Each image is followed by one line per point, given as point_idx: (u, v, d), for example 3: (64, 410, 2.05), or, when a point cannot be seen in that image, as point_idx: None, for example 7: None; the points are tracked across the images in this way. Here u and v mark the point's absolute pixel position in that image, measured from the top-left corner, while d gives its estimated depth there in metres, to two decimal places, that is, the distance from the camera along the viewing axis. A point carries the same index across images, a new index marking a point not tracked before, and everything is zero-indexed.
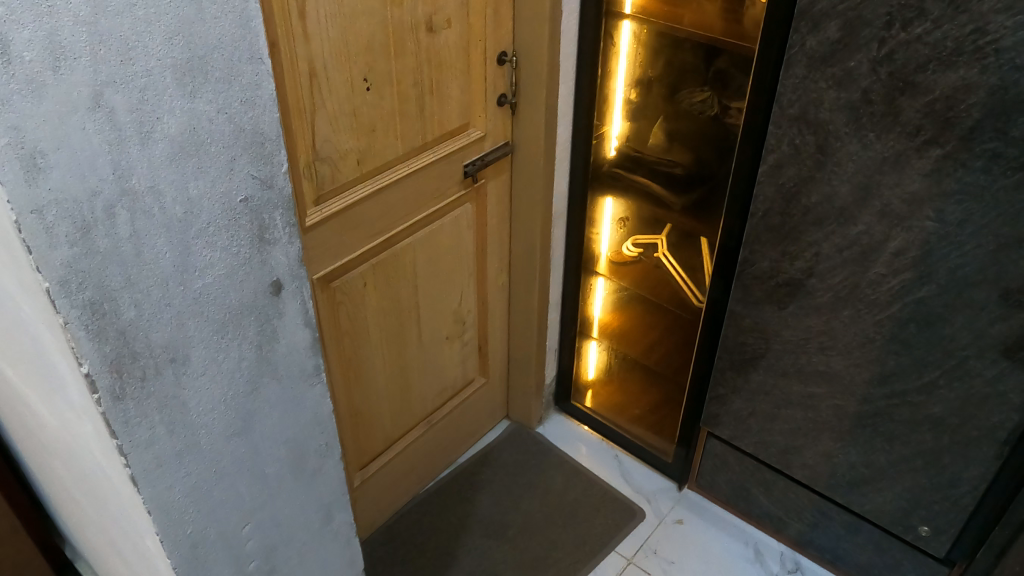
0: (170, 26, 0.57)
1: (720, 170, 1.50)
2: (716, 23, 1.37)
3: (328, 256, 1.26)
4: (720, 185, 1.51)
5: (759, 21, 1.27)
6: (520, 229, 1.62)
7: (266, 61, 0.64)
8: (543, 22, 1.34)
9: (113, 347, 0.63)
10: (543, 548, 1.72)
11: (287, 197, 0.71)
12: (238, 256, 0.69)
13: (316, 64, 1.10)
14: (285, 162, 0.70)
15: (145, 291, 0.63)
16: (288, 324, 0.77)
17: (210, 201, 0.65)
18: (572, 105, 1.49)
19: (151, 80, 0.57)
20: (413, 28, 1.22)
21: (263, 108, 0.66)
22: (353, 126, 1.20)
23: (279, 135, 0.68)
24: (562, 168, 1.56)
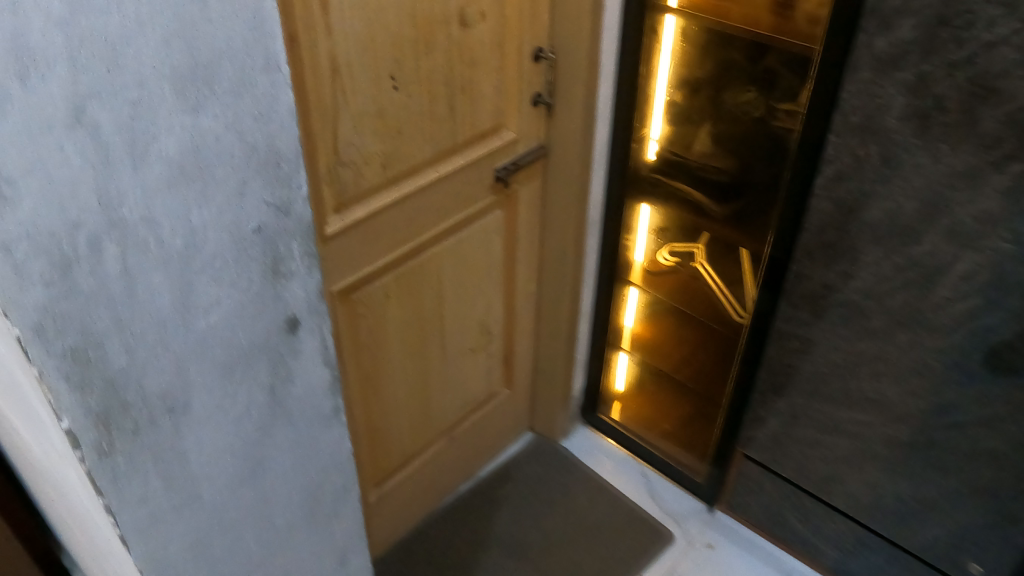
0: (168, 27, 0.47)
1: (768, 180, 1.38)
2: (767, 17, 1.26)
3: (349, 267, 1.18)
4: (769, 195, 1.39)
5: (815, 16, 1.17)
6: (552, 236, 1.52)
7: (283, 69, 0.55)
8: (584, 15, 1.23)
9: (99, 398, 0.54)
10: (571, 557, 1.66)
11: (305, 225, 0.62)
12: (248, 291, 0.60)
13: (338, 60, 1.00)
14: (304, 185, 0.60)
15: (136, 334, 0.54)
16: (304, 364, 0.69)
17: (216, 230, 0.56)
18: (610, 104, 1.38)
19: (146, 92, 0.48)
20: (446, 22, 1.12)
21: (279, 124, 0.56)
22: (378, 128, 1.10)
23: (297, 154, 0.59)
24: (597, 173, 1.45)
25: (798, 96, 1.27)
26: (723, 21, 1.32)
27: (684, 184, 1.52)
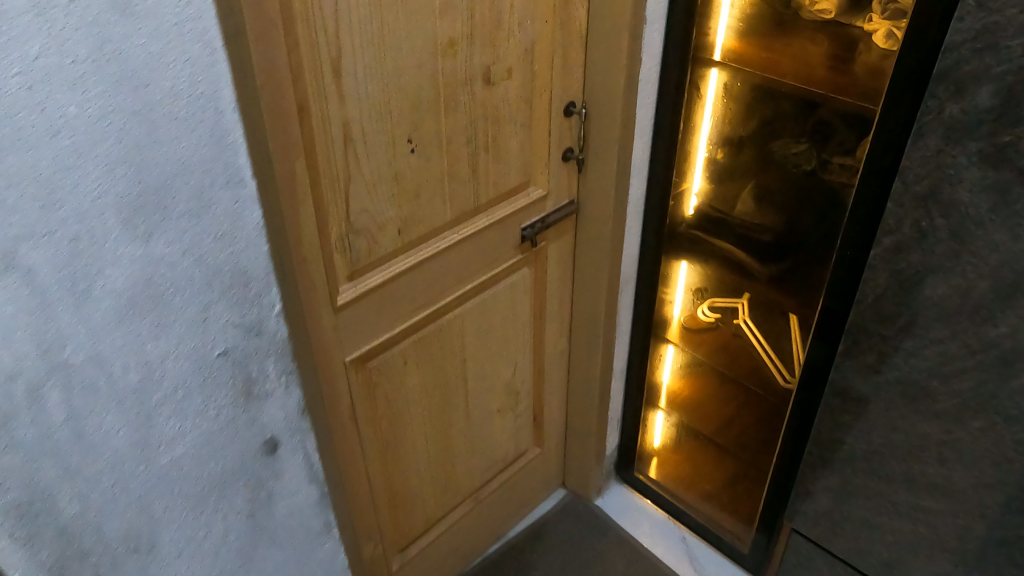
0: (115, 174, 0.49)
1: (819, 238, 1.28)
2: (819, 70, 1.17)
3: (362, 336, 1.12)
4: (821, 253, 1.27)
5: (879, 68, 1.09)
6: (584, 292, 1.45)
7: (247, 182, 0.56)
8: (620, 70, 1.16)
9: (58, 527, 0.56)
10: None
11: (277, 344, 0.64)
12: (218, 412, 0.62)
13: (352, 127, 0.95)
14: (273, 305, 0.62)
15: (110, 463, 0.57)
16: (284, 478, 0.70)
17: (178, 358, 0.57)
18: (647, 159, 1.30)
19: (96, 235, 0.50)
20: (469, 81, 1.05)
21: (245, 246, 0.58)
22: (394, 193, 1.04)
23: (265, 275, 0.60)
24: (632, 230, 1.38)
25: (855, 151, 1.17)
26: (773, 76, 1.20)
27: (726, 242, 1.42)
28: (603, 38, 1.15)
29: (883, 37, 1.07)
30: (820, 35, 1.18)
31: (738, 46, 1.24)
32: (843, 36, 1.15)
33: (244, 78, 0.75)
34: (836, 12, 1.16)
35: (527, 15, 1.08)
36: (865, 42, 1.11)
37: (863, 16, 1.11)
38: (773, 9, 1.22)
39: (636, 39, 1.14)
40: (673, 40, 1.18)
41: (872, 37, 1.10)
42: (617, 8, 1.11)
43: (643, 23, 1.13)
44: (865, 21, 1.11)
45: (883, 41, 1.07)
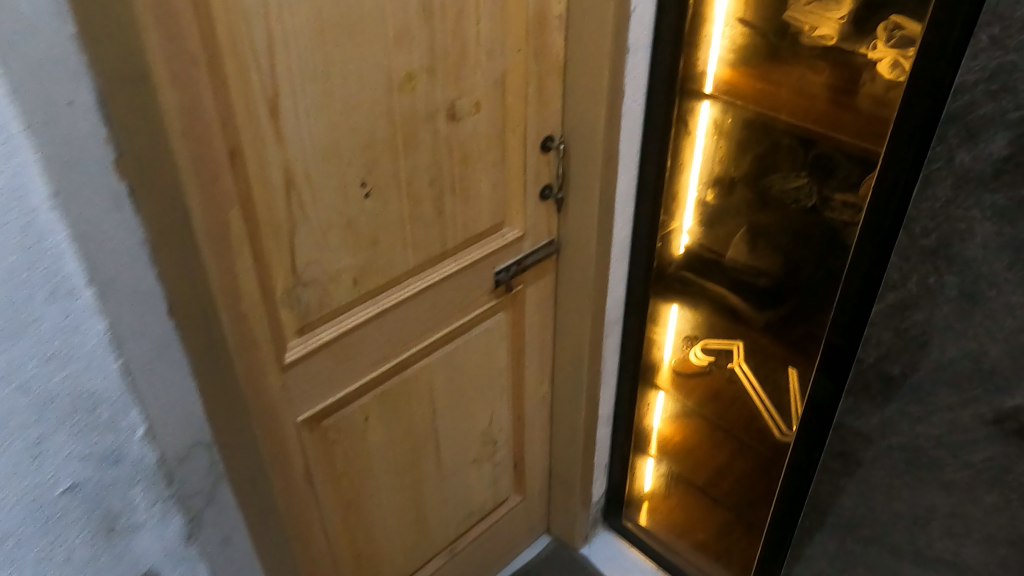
0: None
1: (820, 280, 1.18)
2: (820, 102, 1.07)
3: (316, 393, 1.03)
4: (822, 298, 1.17)
5: (885, 99, 0.97)
6: (567, 335, 1.35)
7: (82, 295, 0.53)
8: (600, 102, 1.06)
9: None
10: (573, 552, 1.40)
11: (144, 472, 0.61)
12: (71, 549, 0.58)
13: (295, 172, 0.85)
14: (136, 430, 0.59)
15: None
16: None
17: (19, 501, 0.53)
18: (633, 197, 1.21)
19: None
20: (431, 117, 0.95)
21: (88, 370, 0.55)
22: (348, 241, 0.95)
23: (118, 398, 0.57)
24: (618, 271, 1.28)
25: (860, 186, 1.05)
26: (771, 109, 1.11)
27: (718, 286, 1.34)
28: (581, 69, 1.06)
29: (887, 66, 0.96)
30: (822, 62, 1.08)
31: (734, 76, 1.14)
32: (846, 64, 1.04)
33: (150, 126, 0.65)
34: (838, 37, 1.04)
35: (496, 43, 0.98)
36: (870, 73, 1.00)
37: (868, 42, 1.00)
38: (770, 34, 1.12)
39: (619, 70, 1.04)
40: (660, 70, 1.08)
41: (877, 67, 0.98)
42: (596, 36, 1.01)
43: (626, 52, 1.03)
44: (869, 47, 1.00)
45: (888, 71, 0.96)
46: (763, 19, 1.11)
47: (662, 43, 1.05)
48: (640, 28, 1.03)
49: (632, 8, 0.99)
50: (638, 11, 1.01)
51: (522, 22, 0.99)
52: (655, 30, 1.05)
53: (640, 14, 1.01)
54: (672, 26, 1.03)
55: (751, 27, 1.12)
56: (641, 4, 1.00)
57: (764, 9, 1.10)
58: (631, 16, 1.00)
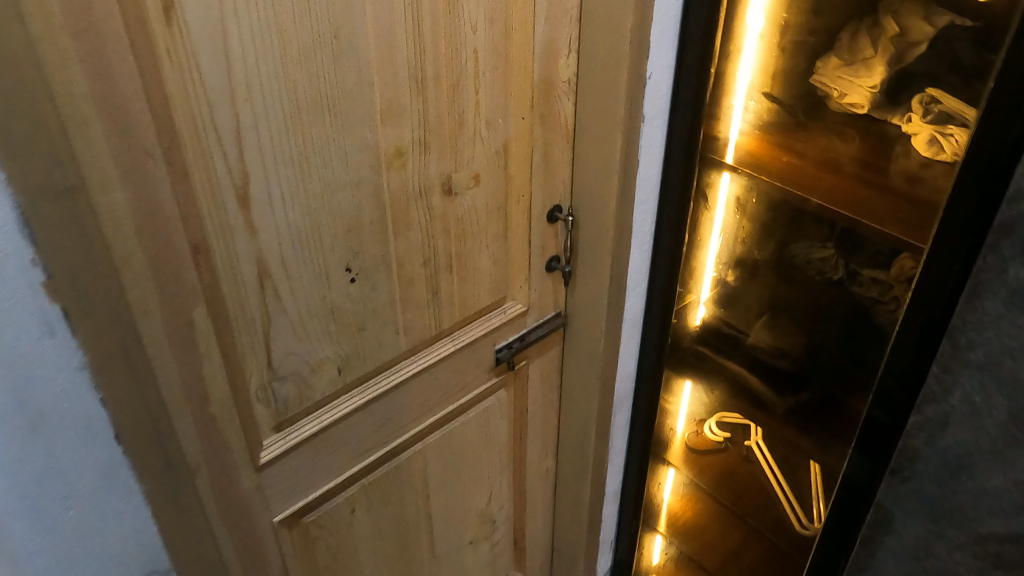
0: None
1: (844, 358, 1.08)
2: (845, 176, 0.97)
3: (296, 491, 0.93)
4: (848, 379, 1.08)
5: (918, 177, 0.90)
6: (573, 409, 1.26)
7: None
8: (612, 174, 0.97)
9: None
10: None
11: None
12: None
13: (269, 262, 0.77)
14: None
15: None
16: None
17: None
18: (646, 269, 1.11)
19: None
20: (424, 194, 0.86)
21: None
22: (330, 330, 0.86)
23: None
24: (629, 345, 1.19)
25: (889, 266, 0.97)
26: (794, 183, 0.99)
27: (737, 368, 1.23)
28: (591, 137, 0.96)
29: (924, 142, 0.89)
30: (850, 130, 0.99)
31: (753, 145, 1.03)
32: (877, 133, 0.96)
33: (82, 231, 0.58)
34: (869, 106, 0.96)
35: (498, 111, 0.89)
36: (903, 145, 0.93)
37: (901, 112, 0.93)
38: (792, 99, 1.03)
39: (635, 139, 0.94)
40: (677, 139, 0.98)
41: (912, 139, 0.91)
42: (608, 103, 0.92)
43: (643, 121, 0.93)
44: (903, 118, 0.93)
45: (924, 148, 0.89)
46: (786, 84, 1.02)
47: (680, 110, 0.96)
48: (657, 95, 0.93)
49: (648, 75, 0.90)
50: (654, 78, 0.91)
51: (527, 88, 0.90)
52: (672, 96, 0.96)
53: (657, 81, 0.92)
54: (692, 93, 0.94)
55: (773, 92, 1.03)
56: (658, 70, 0.91)
57: (786, 74, 1.01)
58: (647, 83, 0.91)
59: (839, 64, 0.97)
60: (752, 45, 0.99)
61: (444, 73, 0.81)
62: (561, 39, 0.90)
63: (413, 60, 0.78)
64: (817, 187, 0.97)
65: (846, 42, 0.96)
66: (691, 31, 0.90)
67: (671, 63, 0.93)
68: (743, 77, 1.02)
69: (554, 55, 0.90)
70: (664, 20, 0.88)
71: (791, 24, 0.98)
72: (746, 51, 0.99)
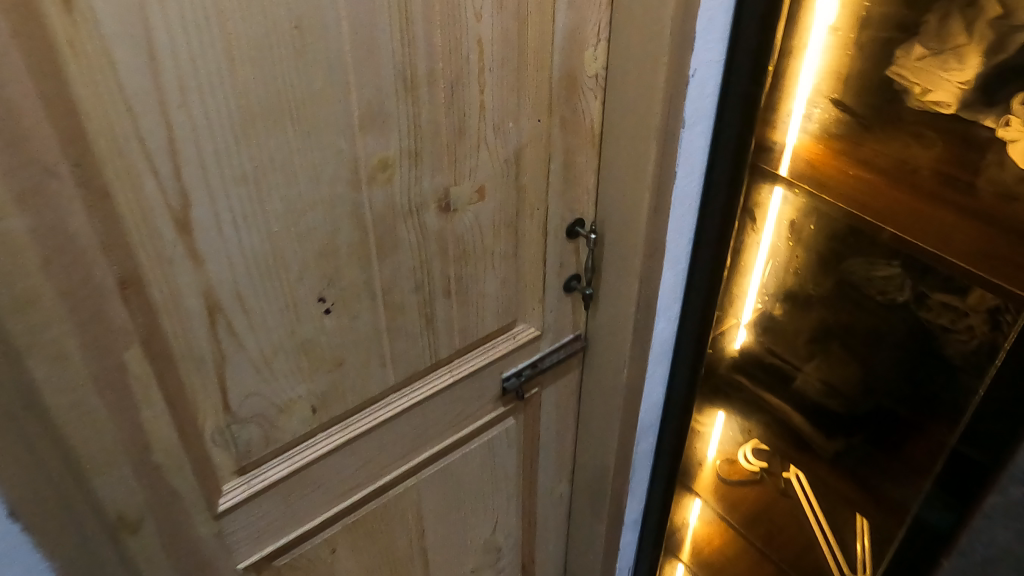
0: None
1: (902, 397, 0.92)
2: (920, 192, 0.79)
3: (265, 535, 0.83)
4: (903, 425, 0.92)
5: (1012, 194, 0.72)
6: (591, 437, 1.12)
7: None
8: (642, 188, 0.81)
9: None
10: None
11: None
12: None
13: (220, 294, 0.64)
14: None
15: None
16: None
17: None
18: (680, 290, 0.96)
19: None
20: (414, 212, 0.72)
21: None
22: (300, 367, 0.73)
23: None
24: (658, 375, 1.04)
25: (965, 292, 0.80)
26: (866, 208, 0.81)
27: (779, 405, 1.08)
28: (621, 143, 0.81)
29: None
30: (928, 132, 0.79)
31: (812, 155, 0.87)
32: (962, 137, 0.77)
33: None
34: (957, 105, 0.76)
35: (509, 113, 0.73)
36: (995, 153, 0.74)
37: (997, 115, 0.73)
38: (864, 101, 0.83)
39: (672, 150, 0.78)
40: (726, 146, 0.83)
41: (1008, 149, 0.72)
42: (640, 104, 0.77)
43: (682, 128, 0.77)
44: (998, 122, 0.73)
45: None
46: (856, 86, 0.83)
47: (728, 114, 0.80)
48: (703, 96, 0.78)
49: (691, 74, 0.74)
50: (698, 77, 0.75)
51: (545, 85, 0.74)
52: (720, 97, 0.80)
53: (704, 79, 0.76)
54: (743, 93, 0.78)
55: (842, 96, 0.85)
56: (703, 66, 0.75)
57: (858, 73, 0.83)
58: (689, 85, 0.74)
59: (924, 53, 0.77)
60: (819, 39, 0.83)
61: (442, 69, 0.66)
62: (588, 26, 0.74)
63: (401, 54, 0.63)
64: (898, 220, 0.79)
65: (934, 26, 0.76)
66: (748, 20, 0.73)
67: (722, 57, 0.77)
68: (806, 75, 0.85)
69: (578, 45, 0.75)
70: (715, 6, 0.71)
71: (872, 17, 0.79)
72: (812, 43, 0.83)
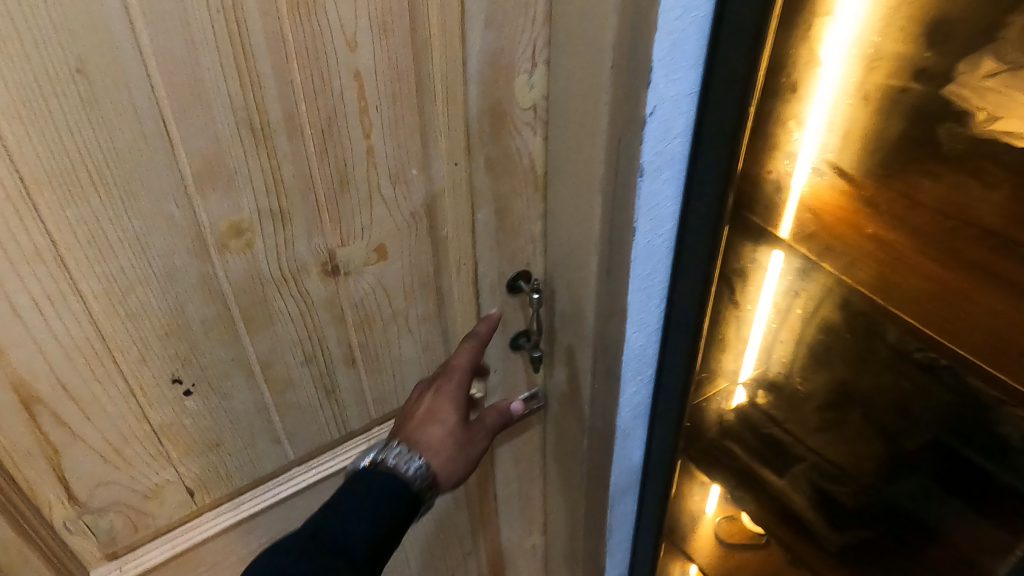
0: None
1: (932, 455, 0.75)
2: (963, 260, 0.59)
3: None
4: (939, 480, 0.74)
5: None
6: (559, 497, 0.99)
7: None
8: (590, 247, 0.65)
9: None
10: (428, 420, 0.66)
11: None
12: None
13: (35, 386, 0.53)
14: None
15: None
16: None
17: None
18: (653, 355, 0.79)
19: None
20: (290, 278, 0.59)
21: None
22: (163, 451, 0.62)
23: None
24: (632, 440, 0.89)
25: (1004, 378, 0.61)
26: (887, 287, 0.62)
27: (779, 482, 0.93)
28: (566, 190, 0.65)
29: None
30: (989, 174, 0.57)
31: (826, 218, 0.67)
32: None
33: None
34: None
35: (413, 158, 0.59)
36: None
37: None
38: (895, 136, 0.62)
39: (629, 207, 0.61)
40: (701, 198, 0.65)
41: None
42: (584, 148, 0.60)
43: (640, 177, 0.59)
44: None
45: None
46: (888, 113, 0.62)
47: (702, 159, 0.62)
48: (668, 138, 0.59)
49: (648, 112, 0.55)
50: (659, 116, 0.56)
51: (460, 123, 0.59)
52: (691, 136, 0.61)
53: (668, 117, 0.57)
54: (722, 138, 0.60)
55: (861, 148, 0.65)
56: (666, 101, 0.56)
57: (883, 120, 0.63)
58: (648, 126, 0.56)
59: (993, 69, 0.54)
60: (825, 80, 0.62)
61: (307, 112, 0.52)
62: (515, 49, 0.58)
63: (245, 97, 0.49)
64: (927, 309, 0.59)
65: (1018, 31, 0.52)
66: (728, 42, 0.55)
67: (693, 89, 0.58)
68: (813, 121, 0.65)
69: (504, 71, 0.59)
70: (682, 25, 0.52)
71: (887, 54, 0.60)
72: (817, 86, 0.63)
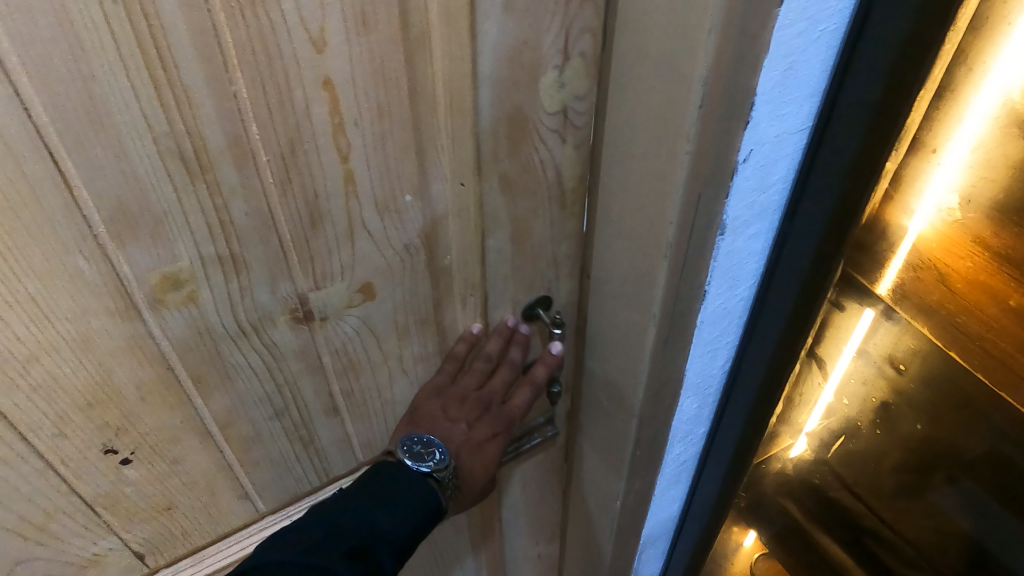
0: None
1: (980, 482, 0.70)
2: None
3: None
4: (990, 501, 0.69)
5: None
6: (574, 518, 0.88)
7: None
8: (637, 294, 0.51)
9: None
10: (478, 451, 0.59)
11: None
12: None
13: None
14: None
15: None
16: None
17: None
18: (708, 407, 0.68)
19: None
20: (249, 325, 0.46)
21: None
22: (101, 520, 0.51)
23: None
24: (673, 492, 0.80)
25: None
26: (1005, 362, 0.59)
27: (833, 537, 0.89)
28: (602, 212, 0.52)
29: None
30: None
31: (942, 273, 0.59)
32: None
33: None
34: None
35: (407, 182, 0.46)
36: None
37: None
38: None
39: (697, 265, 0.48)
40: (794, 259, 0.53)
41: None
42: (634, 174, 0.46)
43: (720, 236, 0.48)
44: None
45: None
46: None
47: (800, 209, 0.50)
48: (762, 189, 0.47)
49: (741, 158, 0.43)
50: (753, 163, 0.45)
51: (469, 134, 0.45)
52: (790, 180, 0.49)
53: (766, 161, 0.46)
54: (832, 191, 0.48)
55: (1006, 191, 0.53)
56: (766, 143, 0.44)
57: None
58: (738, 173, 0.44)
59: None
60: (1000, 78, 0.48)
61: (260, 137, 0.39)
62: (544, 38, 0.44)
63: (170, 122, 0.36)
64: (1015, 383, 0.59)
65: None
66: (863, 68, 0.42)
67: (804, 125, 0.45)
68: (958, 144, 0.53)
69: (527, 69, 0.44)
70: (804, 44, 0.40)
71: None
72: (965, 120, 0.51)
